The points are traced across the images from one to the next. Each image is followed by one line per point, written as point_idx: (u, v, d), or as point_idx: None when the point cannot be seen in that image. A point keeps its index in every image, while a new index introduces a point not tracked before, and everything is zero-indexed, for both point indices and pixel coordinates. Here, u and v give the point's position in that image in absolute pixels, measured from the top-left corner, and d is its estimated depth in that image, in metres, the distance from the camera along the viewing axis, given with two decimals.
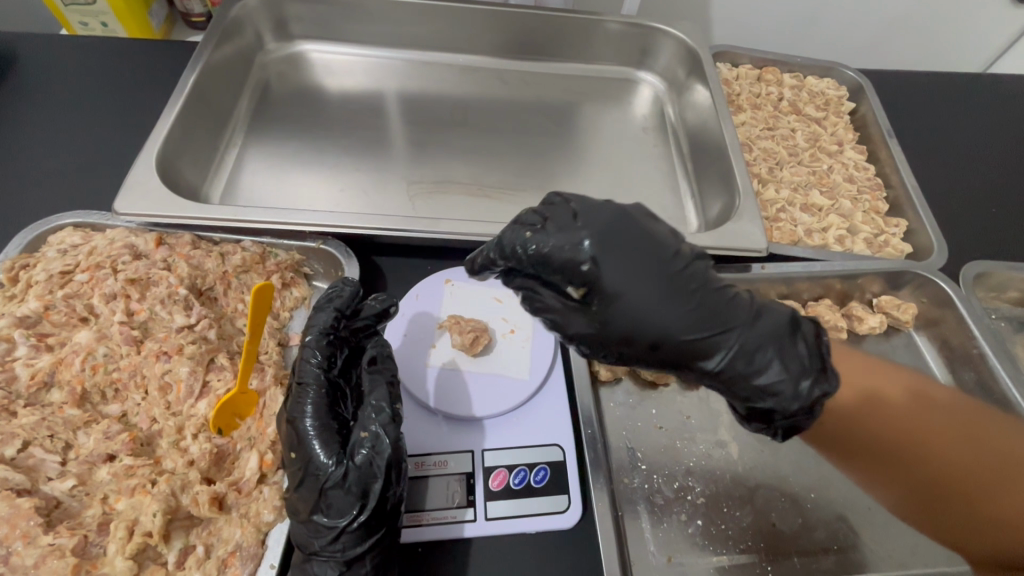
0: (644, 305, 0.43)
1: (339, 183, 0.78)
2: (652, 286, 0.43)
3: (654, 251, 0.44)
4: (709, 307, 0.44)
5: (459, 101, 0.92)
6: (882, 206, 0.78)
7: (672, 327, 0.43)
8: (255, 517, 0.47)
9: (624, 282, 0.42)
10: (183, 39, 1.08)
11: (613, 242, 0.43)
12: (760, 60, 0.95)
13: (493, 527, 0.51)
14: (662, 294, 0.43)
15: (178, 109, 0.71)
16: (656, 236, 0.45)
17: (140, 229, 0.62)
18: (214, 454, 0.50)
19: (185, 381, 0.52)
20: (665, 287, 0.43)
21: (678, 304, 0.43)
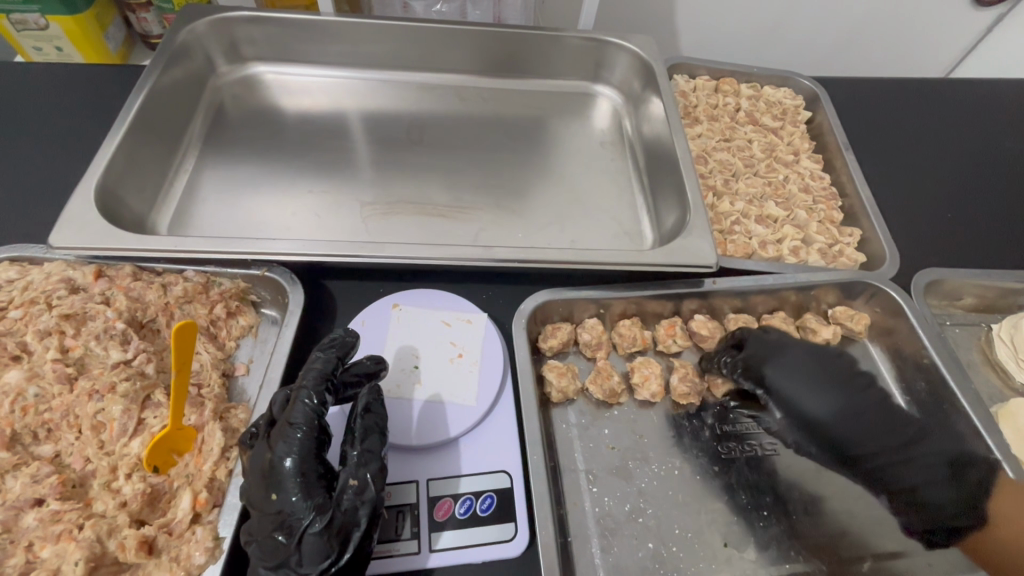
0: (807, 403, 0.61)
1: (290, 207, 0.77)
2: (797, 372, 0.62)
3: (818, 365, 0.63)
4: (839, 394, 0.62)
5: (418, 120, 0.91)
6: (837, 215, 0.78)
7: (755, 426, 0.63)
8: (185, 559, 0.45)
9: (789, 375, 0.62)
10: (142, 61, 1.07)
11: (789, 359, 0.63)
12: (717, 71, 0.95)
13: (437, 559, 0.50)
14: (801, 386, 0.62)
15: (121, 137, 0.70)
16: (815, 353, 0.64)
17: (79, 262, 0.61)
18: (148, 494, 0.49)
19: (119, 420, 0.51)
20: (807, 373, 0.62)
21: (815, 392, 0.62)
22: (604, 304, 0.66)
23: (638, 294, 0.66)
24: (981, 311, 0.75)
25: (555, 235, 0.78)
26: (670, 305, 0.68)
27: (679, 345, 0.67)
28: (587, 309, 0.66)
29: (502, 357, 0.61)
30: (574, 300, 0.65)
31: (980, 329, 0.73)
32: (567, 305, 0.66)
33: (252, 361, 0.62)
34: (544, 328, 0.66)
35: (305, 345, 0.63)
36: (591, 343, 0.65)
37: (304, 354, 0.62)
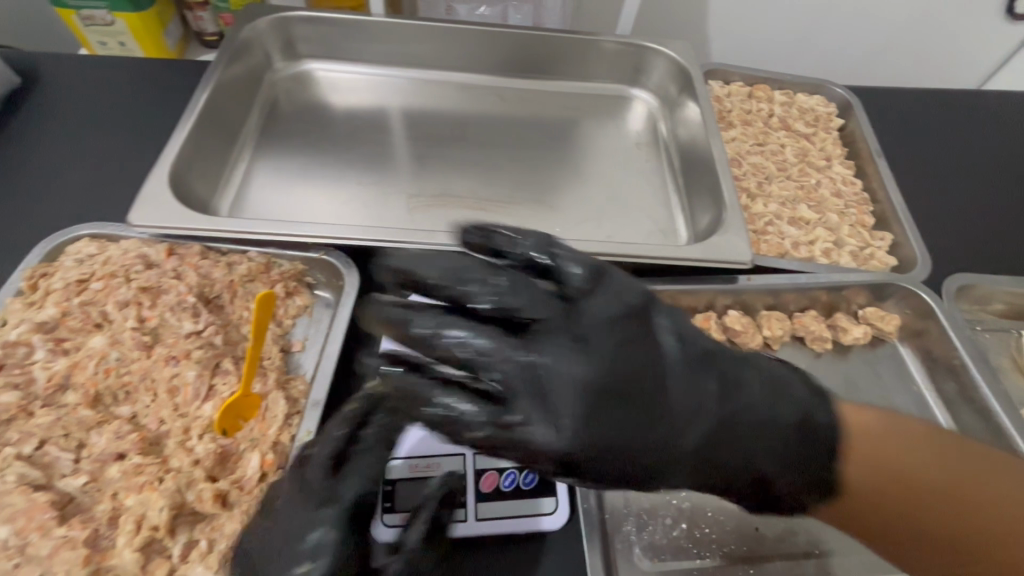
0: (740, 443, 0.42)
1: (341, 197, 0.81)
2: (614, 344, 0.40)
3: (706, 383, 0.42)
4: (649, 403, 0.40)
5: (459, 118, 0.95)
6: (868, 220, 0.80)
7: (677, 418, 0.40)
8: (253, 512, 0.49)
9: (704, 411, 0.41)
10: (196, 57, 1.12)
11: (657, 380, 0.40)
12: (751, 78, 0.98)
13: (484, 527, 0.53)
14: (588, 365, 0.39)
15: (190, 127, 0.75)
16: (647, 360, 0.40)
17: (152, 240, 0.65)
18: (219, 453, 0.53)
19: (193, 384, 0.55)
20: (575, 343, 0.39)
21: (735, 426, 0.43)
22: None
23: (673, 288, 0.68)
24: (1012, 317, 0.76)
25: (592, 231, 0.81)
26: (704, 300, 0.71)
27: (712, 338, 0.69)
28: None
29: None
30: None
31: (1011, 335, 0.74)
32: None
33: (307, 338, 0.65)
34: None
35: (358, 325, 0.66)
36: None
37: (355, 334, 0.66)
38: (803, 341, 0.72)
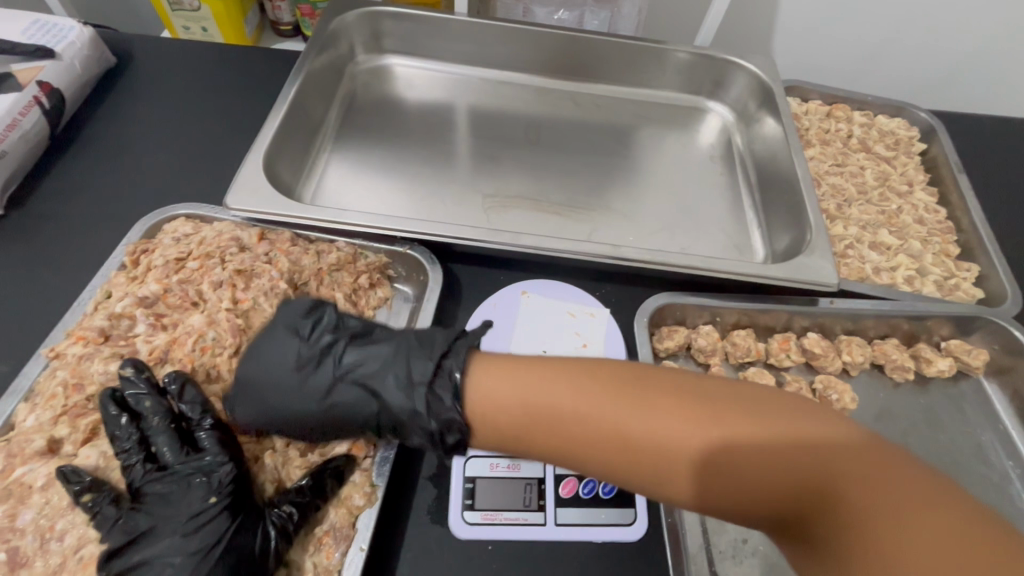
0: (352, 396, 0.52)
1: (418, 191, 0.82)
2: (277, 381, 0.53)
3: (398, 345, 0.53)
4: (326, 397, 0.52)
5: (532, 120, 0.96)
6: (953, 249, 0.78)
7: (386, 403, 0.50)
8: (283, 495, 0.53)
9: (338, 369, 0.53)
10: (270, 46, 1.03)
11: (371, 351, 0.54)
12: (830, 97, 0.96)
13: (562, 532, 0.53)
14: (294, 388, 0.52)
15: (281, 115, 0.77)
16: (409, 337, 0.53)
17: (245, 224, 0.67)
18: (310, 436, 0.55)
19: None
20: (294, 381, 0.53)
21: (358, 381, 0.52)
22: (718, 312, 0.68)
23: (754, 306, 0.68)
24: None
25: (666, 242, 0.80)
26: (784, 320, 0.69)
27: (791, 360, 0.69)
28: (701, 316, 0.69)
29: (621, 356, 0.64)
30: (692, 305, 0.67)
31: None
32: (683, 309, 0.68)
33: None
34: (659, 330, 0.68)
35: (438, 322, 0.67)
36: (706, 348, 0.67)
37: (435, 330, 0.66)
38: (882, 369, 0.70)
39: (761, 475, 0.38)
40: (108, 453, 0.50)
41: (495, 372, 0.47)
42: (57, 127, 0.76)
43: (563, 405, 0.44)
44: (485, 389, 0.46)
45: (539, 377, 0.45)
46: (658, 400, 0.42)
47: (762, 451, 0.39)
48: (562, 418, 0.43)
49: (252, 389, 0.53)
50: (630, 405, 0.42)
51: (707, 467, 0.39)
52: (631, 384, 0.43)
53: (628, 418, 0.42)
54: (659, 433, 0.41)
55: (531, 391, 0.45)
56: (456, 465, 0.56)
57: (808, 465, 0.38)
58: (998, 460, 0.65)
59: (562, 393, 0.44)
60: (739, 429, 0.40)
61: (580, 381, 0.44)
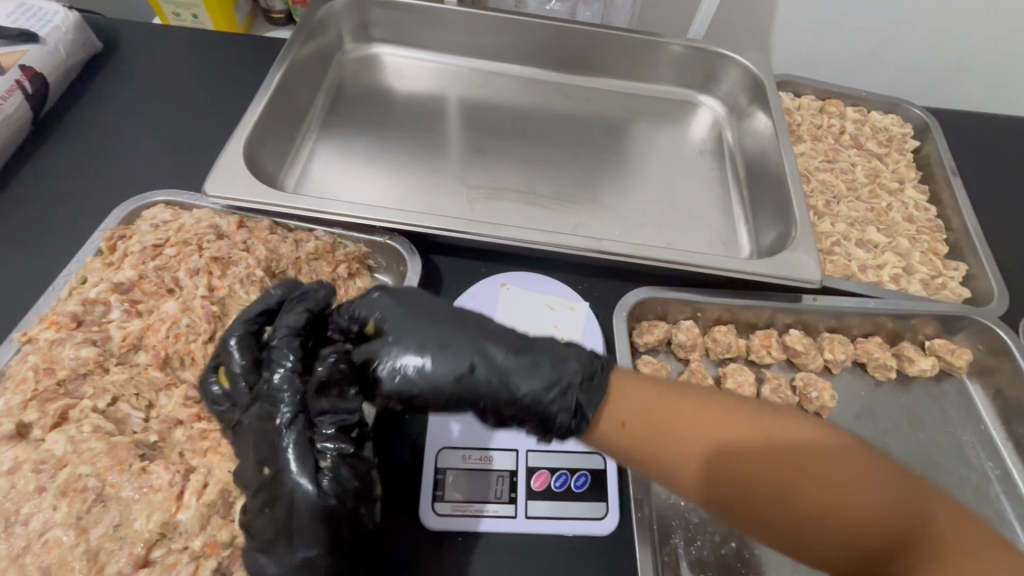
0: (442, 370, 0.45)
1: (402, 181, 0.82)
2: (410, 328, 0.46)
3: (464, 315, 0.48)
4: (462, 331, 0.46)
5: (521, 112, 0.95)
6: (941, 248, 0.77)
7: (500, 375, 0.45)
8: None
9: (411, 332, 0.46)
10: (262, 33, 1.00)
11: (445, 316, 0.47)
12: (823, 92, 0.95)
13: (532, 524, 0.53)
14: (430, 327, 0.46)
15: (265, 103, 0.76)
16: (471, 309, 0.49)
17: (224, 211, 0.66)
18: None
19: None
20: (424, 326, 0.46)
21: (438, 346, 0.45)
22: (700, 307, 0.67)
23: (736, 302, 0.67)
24: None
25: (651, 236, 0.80)
26: (766, 317, 0.69)
27: (772, 357, 0.68)
28: (683, 311, 0.68)
29: (600, 349, 0.64)
30: (672, 300, 0.67)
31: None
32: (664, 305, 0.67)
33: None
34: (639, 324, 0.68)
35: None
36: (686, 344, 0.66)
37: None
38: (864, 367, 0.69)
39: (867, 534, 0.37)
40: (76, 437, 0.48)
41: (630, 391, 0.44)
42: (40, 112, 0.76)
43: (693, 433, 0.40)
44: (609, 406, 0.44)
45: (674, 400, 0.42)
46: (793, 446, 0.39)
47: (872, 509, 0.37)
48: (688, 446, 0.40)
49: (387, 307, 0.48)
50: (758, 449, 0.39)
51: (829, 512, 0.37)
52: (769, 419, 0.40)
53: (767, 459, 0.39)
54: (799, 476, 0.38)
55: (665, 415, 0.41)
56: (428, 455, 0.56)
57: (910, 516, 0.37)
58: (978, 461, 0.64)
59: (693, 423, 0.41)
60: (868, 479, 0.38)
61: (713, 411, 0.41)
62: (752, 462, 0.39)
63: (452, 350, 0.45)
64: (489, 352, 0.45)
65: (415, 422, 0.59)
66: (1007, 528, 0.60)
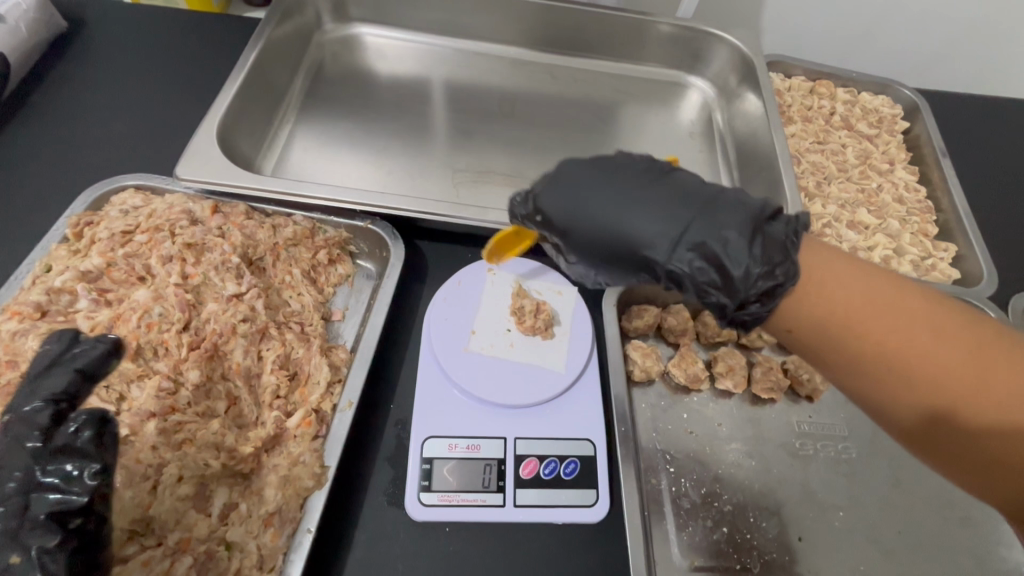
0: (607, 228, 0.44)
1: (385, 164, 0.79)
2: (598, 197, 0.45)
3: (633, 174, 0.46)
4: (655, 198, 0.44)
5: (507, 93, 0.92)
6: (931, 229, 0.76)
7: (686, 239, 0.42)
8: (238, 483, 0.49)
9: (582, 198, 0.45)
10: (240, 13, 0.92)
11: (609, 176, 0.46)
12: (813, 73, 0.94)
13: (520, 513, 0.52)
14: (611, 190, 0.45)
15: (239, 83, 0.73)
16: (636, 165, 0.47)
17: (198, 196, 0.63)
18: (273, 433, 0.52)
19: (241, 360, 0.54)
20: (611, 193, 0.45)
21: (618, 211, 0.44)
22: None
23: None
24: None
25: None
26: None
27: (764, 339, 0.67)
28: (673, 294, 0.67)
29: (588, 334, 0.62)
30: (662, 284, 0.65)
31: None
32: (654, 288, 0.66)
33: (347, 309, 0.64)
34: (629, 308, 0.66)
35: (399, 301, 0.65)
36: (677, 328, 0.65)
37: (398, 310, 0.64)
38: None
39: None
40: None
41: (832, 262, 0.40)
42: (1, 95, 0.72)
43: (889, 332, 0.37)
44: (809, 291, 0.40)
45: (876, 287, 0.39)
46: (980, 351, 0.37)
47: None
48: (867, 338, 0.38)
49: (561, 177, 0.47)
50: (945, 349, 0.37)
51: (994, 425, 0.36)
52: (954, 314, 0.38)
53: (948, 369, 0.36)
54: (977, 399, 0.36)
55: (857, 303, 0.38)
56: (413, 445, 0.54)
57: None
58: None
59: (872, 304, 0.38)
60: None
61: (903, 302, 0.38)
62: (927, 368, 0.37)
63: (650, 213, 0.43)
64: (680, 217, 0.42)
65: (400, 412, 0.57)
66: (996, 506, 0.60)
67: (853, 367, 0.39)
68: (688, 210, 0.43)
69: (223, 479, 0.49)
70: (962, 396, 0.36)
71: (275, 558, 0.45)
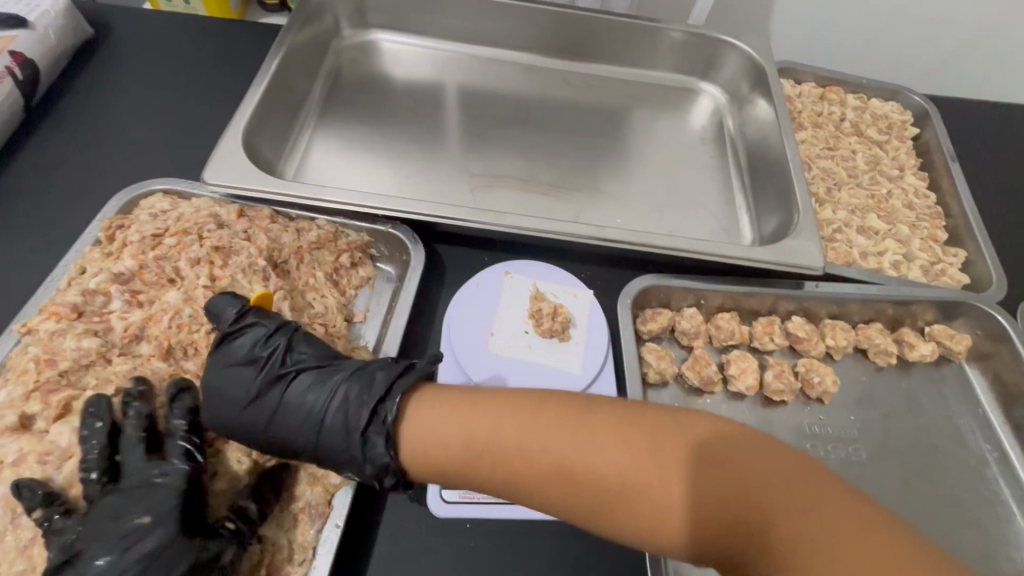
0: (284, 419, 0.49)
1: (402, 169, 0.81)
2: (229, 378, 0.50)
3: (237, 366, 0.51)
4: (263, 392, 0.50)
5: (520, 99, 0.94)
6: (940, 235, 0.77)
7: (327, 432, 0.48)
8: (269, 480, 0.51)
9: (217, 378, 0.50)
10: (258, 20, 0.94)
11: (221, 366, 0.51)
12: (824, 79, 0.95)
13: (539, 511, 0.54)
14: (236, 381, 0.50)
15: (262, 90, 0.75)
16: (235, 351, 0.51)
17: (224, 200, 0.65)
18: None
19: None
20: (243, 384, 0.50)
21: (242, 385, 0.50)
22: (703, 295, 0.68)
23: (739, 289, 0.67)
24: None
25: (654, 224, 0.80)
26: (768, 304, 0.69)
27: (775, 343, 0.68)
28: (686, 298, 0.68)
29: (604, 338, 0.64)
30: (676, 288, 0.67)
31: None
32: (668, 292, 0.67)
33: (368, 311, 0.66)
34: (643, 312, 0.68)
35: (419, 303, 0.67)
36: (690, 331, 0.67)
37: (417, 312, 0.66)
38: (865, 353, 0.70)
39: (709, 507, 0.38)
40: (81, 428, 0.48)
41: (431, 411, 0.46)
42: (31, 100, 0.74)
43: (518, 444, 0.43)
44: (421, 430, 0.46)
45: (506, 412, 0.45)
46: (625, 433, 0.42)
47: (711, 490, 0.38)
48: (512, 459, 0.43)
49: (210, 383, 0.50)
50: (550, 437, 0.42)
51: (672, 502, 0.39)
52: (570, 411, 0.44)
53: (652, 479, 0.40)
54: (693, 499, 0.39)
55: (506, 455, 0.43)
56: None
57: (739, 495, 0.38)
58: (976, 443, 0.65)
59: (501, 426, 0.44)
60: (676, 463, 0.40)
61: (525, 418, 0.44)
62: (654, 483, 0.40)
63: (310, 392, 0.50)
64: (318, 406, 0.49)
65: None
66: (1002, 507, 0.61)
67: (588, 510, 0.41)
68: (345, 394, 0.49)
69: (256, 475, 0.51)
70: (682, 499, 0.39)
71: (306, 551, 0.48)
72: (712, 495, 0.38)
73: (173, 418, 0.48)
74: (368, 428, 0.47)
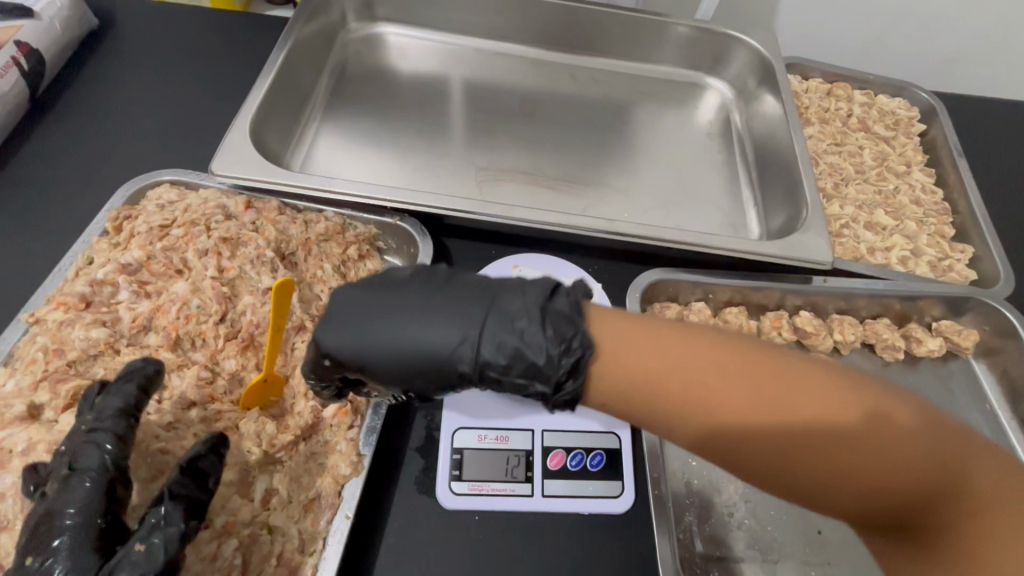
0: (421, 344, 0.41)
1: (409, 162, 0.81)
2: (374, 308, 0.43)
3: (404, 286, 0.44)
4: (453, 309, 0.42)
5: (527, 93, 0.94)
6: (948, 231, 0.77)
7: (525, 343, 0.40)
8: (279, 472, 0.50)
9: (368, 305, 0.43)
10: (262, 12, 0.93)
11: (376, 298, 0.43)
12: (830, 75, 0.95)
13: (548, 503, 0.53)
14: (405, 319, 0.42)
15: (269, 82, 0.75)
16: (394, 277, 0.45)
17: (231, 192, 0.65)
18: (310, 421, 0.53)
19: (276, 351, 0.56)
20: (388, 310, 0.42)
21: (405, 317, 0.42)
22: (711, 289, 0.68)
23: (747, 284, 0.67)
24: None
25: (661, 219, 0.80)
26: (776, 298, 0.69)
27: (782, 337, 0.68)
28: (694, 293, 0.68)
29: None
30: (684, 282, 0.67)
31: None
32: (675, 286, 0.67)
33: None
34: (651, 306, 0.68)
35: None
36: None
37: None
38: (872, 348, 0.70)
39: (888, 487, 0.34)
40: None
41: (611, 332, 0.39)
42: (36, 91, 0.74)
43: (689, 387, 0.36)
44: (606, 355, 0.38)
45: (684, 350, 0.37)
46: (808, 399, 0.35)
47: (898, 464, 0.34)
48: (682, 399, 0.36)
49: (334, 311, 0.44)
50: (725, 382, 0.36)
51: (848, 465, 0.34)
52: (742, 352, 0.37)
53: (838, 433, 0.35)
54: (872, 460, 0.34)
55: (690, 386, 0.36)
56: (443, 436, 0.56)
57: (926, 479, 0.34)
58: (983, 439, 0.65)
59: (665, 362, 0.37)
60: (865, 429, 0.35)
61: (692, 351, 0.37)
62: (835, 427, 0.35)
63: (456, 312, 0.42)
64: (500, 315, 0.41)
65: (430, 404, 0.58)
66: None
67: (774, 459, 0.35)
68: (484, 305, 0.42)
69: (265, 466, 0.50)
70: (856, 461, 0.34)
71: (317, 542, 0.48)
72: (882, 464, 0.34)
73: (99, 419, 0.43)
74: (533, 335, 0.40)
